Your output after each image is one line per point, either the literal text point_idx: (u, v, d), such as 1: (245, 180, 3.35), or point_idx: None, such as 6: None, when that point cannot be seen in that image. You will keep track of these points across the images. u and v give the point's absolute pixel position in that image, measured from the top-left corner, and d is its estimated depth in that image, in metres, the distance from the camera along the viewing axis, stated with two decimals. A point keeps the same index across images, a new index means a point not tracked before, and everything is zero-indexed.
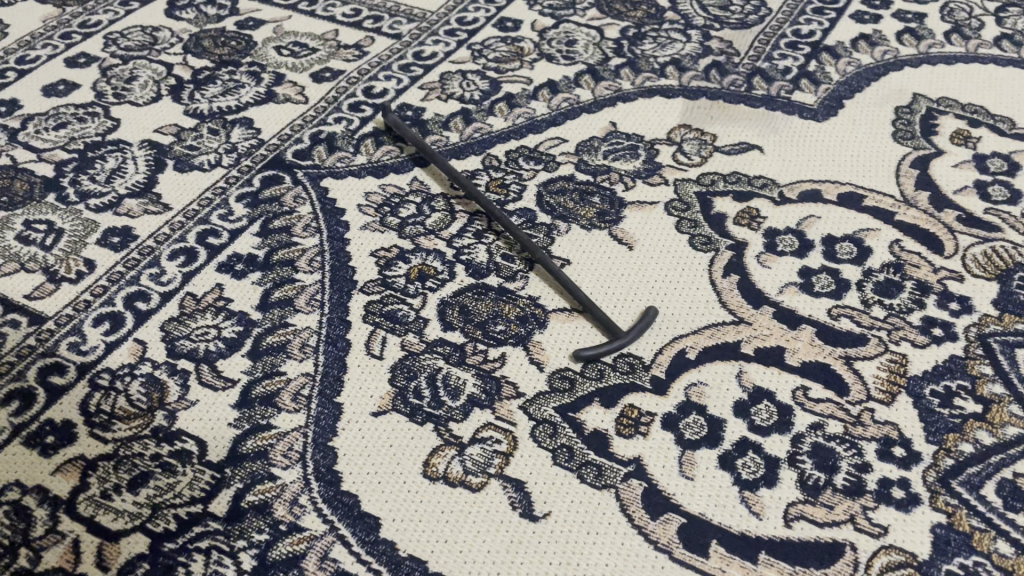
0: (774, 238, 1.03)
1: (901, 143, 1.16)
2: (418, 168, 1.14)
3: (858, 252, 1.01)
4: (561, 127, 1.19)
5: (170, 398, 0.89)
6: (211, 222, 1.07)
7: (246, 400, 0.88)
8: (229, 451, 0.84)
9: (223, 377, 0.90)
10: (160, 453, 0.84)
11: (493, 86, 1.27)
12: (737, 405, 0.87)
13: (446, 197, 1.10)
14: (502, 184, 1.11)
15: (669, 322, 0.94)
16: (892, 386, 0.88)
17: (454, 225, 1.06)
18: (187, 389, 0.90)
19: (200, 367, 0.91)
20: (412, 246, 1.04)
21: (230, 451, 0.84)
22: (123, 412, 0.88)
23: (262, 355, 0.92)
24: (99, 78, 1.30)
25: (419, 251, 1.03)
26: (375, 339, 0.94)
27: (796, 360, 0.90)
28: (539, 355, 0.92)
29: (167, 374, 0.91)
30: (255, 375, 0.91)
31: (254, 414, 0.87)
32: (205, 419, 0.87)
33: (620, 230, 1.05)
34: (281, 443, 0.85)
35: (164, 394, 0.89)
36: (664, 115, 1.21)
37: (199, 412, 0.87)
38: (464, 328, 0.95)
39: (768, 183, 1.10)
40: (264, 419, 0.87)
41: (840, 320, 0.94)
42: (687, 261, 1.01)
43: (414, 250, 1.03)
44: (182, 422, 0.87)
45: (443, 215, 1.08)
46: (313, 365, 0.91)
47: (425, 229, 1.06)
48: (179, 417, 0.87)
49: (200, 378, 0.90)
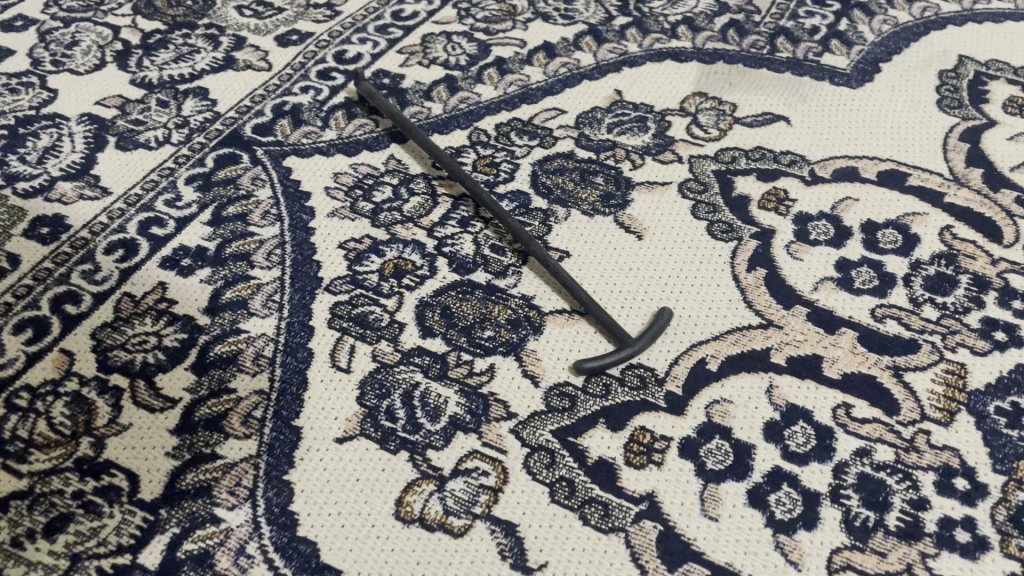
0: (805, 225, 0.89)
1: (947, 113, 1.01)
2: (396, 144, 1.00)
3: (903, 240, 0.88)
4: (558, 96, 1.05)
5: (98, 421, 0.75)
6: (155, 209, 0.93)
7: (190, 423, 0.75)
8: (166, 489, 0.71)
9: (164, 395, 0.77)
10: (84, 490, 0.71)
11: (482, 50, 1.12)
12: (768, 427, 0.73)
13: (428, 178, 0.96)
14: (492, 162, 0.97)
15: (685, 326, 0.81)
16: (950, 404, 0.75)
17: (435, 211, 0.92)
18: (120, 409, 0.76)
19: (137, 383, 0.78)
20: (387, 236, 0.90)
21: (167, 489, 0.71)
22: (44, 437, 0.74)
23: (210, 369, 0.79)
24: (36, 43, 1.15)
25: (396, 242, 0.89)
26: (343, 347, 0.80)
27: (836, 372, 0.77)
28: (534, 366, 0.78)
29: (97, 391, 0.77)
30: (201, 393, 0.77)
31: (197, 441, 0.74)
32: (138, 448, 0.73)
33: (628, 216, 0.91)
34: (224, 480, 0.71)
35: (92, 416, 0.76)
36: (676, 82, 1.06)
37: (132, 439, 0.74)
38: (447, 335, 0.81)
39: (797, 160, 0.96)
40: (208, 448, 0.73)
41: (886, 322, 0.81)
42: (706, 252, 0.87)
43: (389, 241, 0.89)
44: (112, 451, 0.73)
45: (423, 199, 0.94)
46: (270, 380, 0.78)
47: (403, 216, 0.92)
48: (108, 444, 0.74)
49: (136, 396, 0.77)
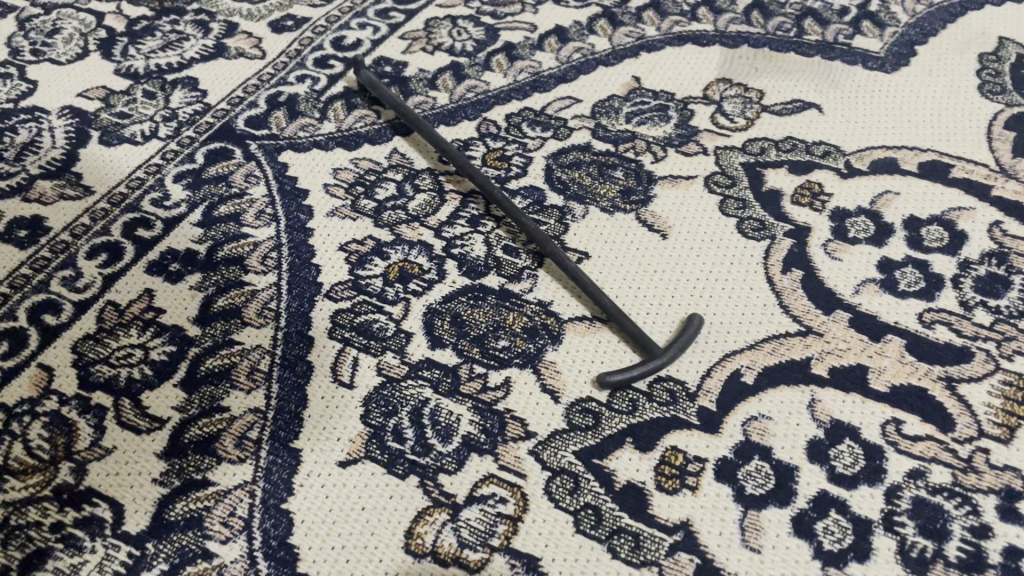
0: (843, 222, 0.82)
1: (990, 99, 0.94)
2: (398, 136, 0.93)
3: (950, 238, 0.81)
4: (573, 84, 0.98)
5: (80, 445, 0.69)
6: (141, 209, 0.86)
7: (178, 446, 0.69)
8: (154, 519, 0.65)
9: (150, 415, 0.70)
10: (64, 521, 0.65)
11: (490, 35, 1.04)
12: (811, 447, 0.67)
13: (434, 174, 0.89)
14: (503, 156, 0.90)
15: (717, 334, 0.74)
16: (1009, 419, 0.68)
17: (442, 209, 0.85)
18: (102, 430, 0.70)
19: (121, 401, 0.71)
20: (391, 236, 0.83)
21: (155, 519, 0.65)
22: (20, 464, 0.68)
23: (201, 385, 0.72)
24: (15, 31, 1.08)
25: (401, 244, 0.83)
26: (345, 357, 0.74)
27: (883, 384, 0.71)
28: (553, 380, 0.72)
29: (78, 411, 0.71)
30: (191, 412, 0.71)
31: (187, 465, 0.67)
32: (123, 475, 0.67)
33: (650, 213, 0.84)
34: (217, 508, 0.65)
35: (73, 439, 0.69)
36: (697, 67, 0.99)
37: (116, 464, 0.68)
38: (458, 346, 0.75)
39: (832, 151, 0.89)
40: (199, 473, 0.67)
41: (935, 328, 0.74)
42: (736, 253, 0.80)
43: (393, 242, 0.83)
44: (95, 478, 0.67)
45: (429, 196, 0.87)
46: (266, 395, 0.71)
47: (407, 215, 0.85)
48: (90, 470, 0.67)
49: (120, 416, 0.71)
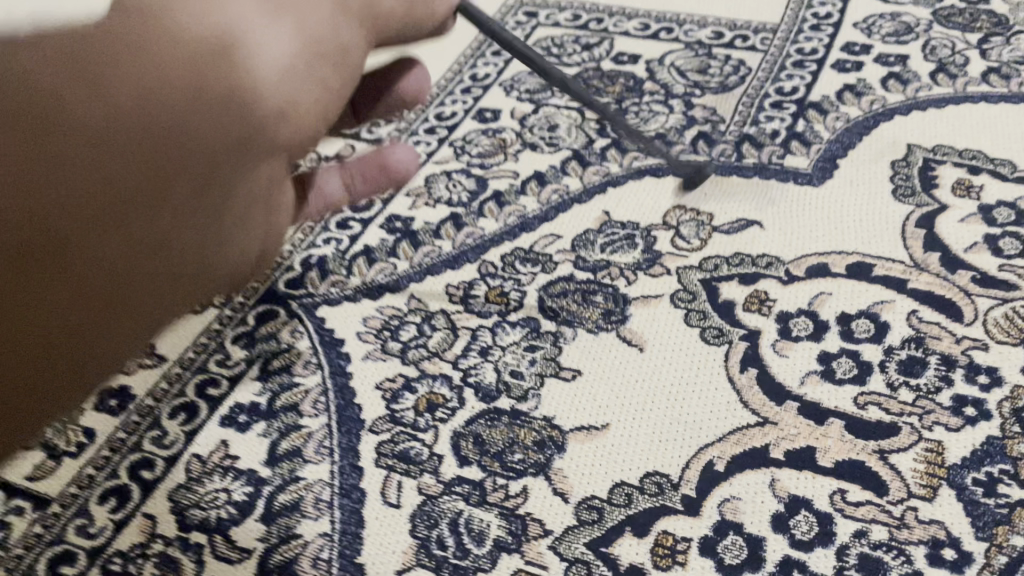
0: (787, 323, 1.00)
1: (902, 201, 1.13)
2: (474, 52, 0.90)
3: (876, 328, 0.98)
4: (554, 223, 1.16)
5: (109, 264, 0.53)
6: (209, 369, 1.03)
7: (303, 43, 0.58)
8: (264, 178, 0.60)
9: (123, 80, 0.51)
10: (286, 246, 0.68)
11: (480, 184, 1.23)
12: (775, 518, 0.83)
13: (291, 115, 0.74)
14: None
15: (692, 431, 0.91)
16: (932, 479, 0.85)
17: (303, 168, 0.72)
18: (41, 155, 0.49)
19: (64, 115, 0.50)
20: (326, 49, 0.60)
21: (230, 164, 0.57)
22: (40, 329, 0.51)
23: (138, 65, 0.52)
24: None
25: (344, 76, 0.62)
26: (320, 203, 0.71)
27: (828, 461, 0.87)
28: (562, 484, 0.88)
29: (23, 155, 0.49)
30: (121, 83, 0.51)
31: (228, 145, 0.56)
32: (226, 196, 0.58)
33: (628, 330, 1.02)
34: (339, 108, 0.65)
35: (81, 265, 0.51)
36: (656, 197, 1.18)
37: (239, 178, 0.58)
38: (482, 462, 0.91)
39: (773, 261, 1.07)
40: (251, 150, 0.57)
41: (868, 409, 0.91)
42: (702, 359, 0.98)
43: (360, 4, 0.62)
44: (274, 220, 0.62)
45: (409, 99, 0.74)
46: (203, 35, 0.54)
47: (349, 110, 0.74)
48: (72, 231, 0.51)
49: (79, 133, 0.50)
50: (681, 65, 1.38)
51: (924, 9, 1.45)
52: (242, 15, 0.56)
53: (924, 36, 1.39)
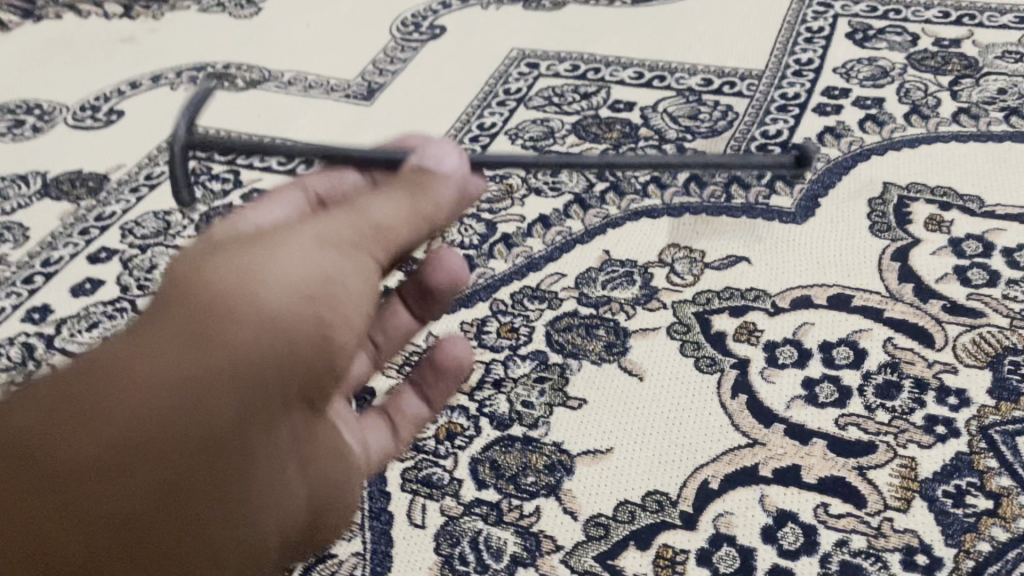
0: (774, 351, 1.09)
1: (879, 237, 1.22)
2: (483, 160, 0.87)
3: (855, 355, 1.08)
4: (559, 262, 1.26)
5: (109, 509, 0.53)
6: None
7: (346, 247, 0.62)
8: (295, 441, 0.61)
9: (156, 356, 0.55)
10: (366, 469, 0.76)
11: (490, 228, 1.33)
12: (764, 530, 0.92)
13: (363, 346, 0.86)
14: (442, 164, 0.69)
15: (688, 453, 1.00)
16: (906, 492, 0.94)
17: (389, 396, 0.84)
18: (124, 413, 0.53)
19: (95, 411, 0.53)
20: (331, 293, 0.59)
21: None
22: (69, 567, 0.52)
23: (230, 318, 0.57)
24: (121, 271, 1.35)
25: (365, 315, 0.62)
26: (411, 426, 0.83)
27: (812, 477, 0.96)
28: (571, 503, 0.98)
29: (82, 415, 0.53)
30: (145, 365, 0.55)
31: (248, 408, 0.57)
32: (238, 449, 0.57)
33: (628, 360, 1.11)
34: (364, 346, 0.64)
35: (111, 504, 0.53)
36: (653, 236, 1.28)
37: (262, 464, 0.59)
38: (498, 484, 1.00)
39: (761, 294, 1.17)
40: (280, 417, 0.59)
41: (848, 429, 1.00)
42: (696, 386, 1.07)
43: (374, 239, 0.63)
44: (315, 472, 0.63)
45: (449, 286, 0.84)
46: (229, 260, 0.59)
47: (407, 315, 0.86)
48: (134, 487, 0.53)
49: (121, 396, 0.53)
50: (673, 111, 1.49)
51: (898, 54, 1.56)
52: (293, 261, 0.59)
53: (898, 79, 1.50)
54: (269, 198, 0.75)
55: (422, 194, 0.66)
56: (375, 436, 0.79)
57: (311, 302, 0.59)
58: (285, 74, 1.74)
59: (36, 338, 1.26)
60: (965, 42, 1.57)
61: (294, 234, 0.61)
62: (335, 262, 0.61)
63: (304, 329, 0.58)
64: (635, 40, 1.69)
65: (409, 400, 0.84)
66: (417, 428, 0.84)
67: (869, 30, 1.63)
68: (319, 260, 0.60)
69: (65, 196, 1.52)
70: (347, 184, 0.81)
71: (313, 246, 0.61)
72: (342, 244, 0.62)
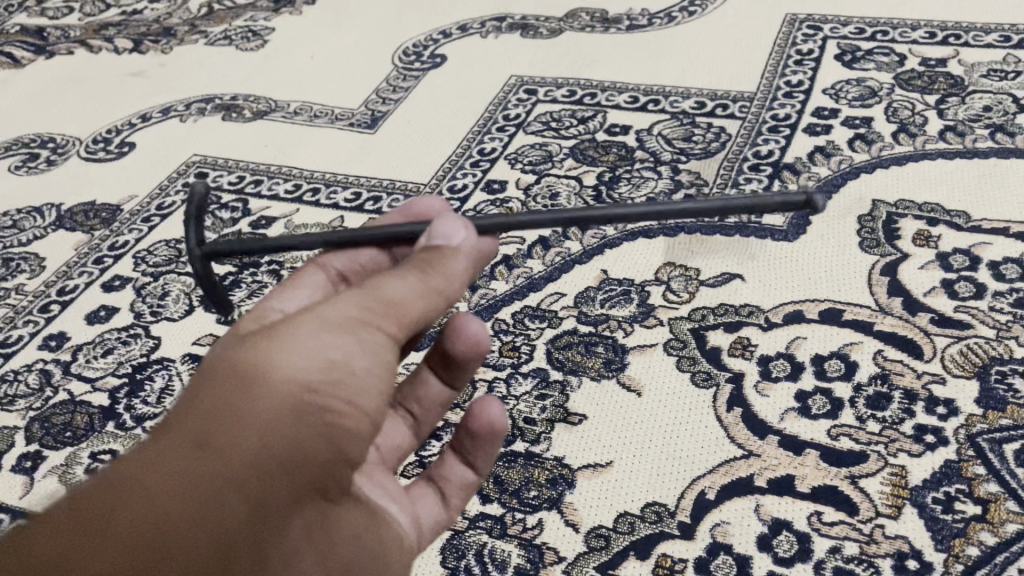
0: (767, 365, 1.13)
1: (868, 252, 1.26)
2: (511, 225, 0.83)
3: (846, 367, 1.11)
4: (558, 282, 1.30)
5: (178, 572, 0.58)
6: None
7: (358, 330, 0.67)
8: (307, 530, 0.66)
9: (173, 457, 0.60)
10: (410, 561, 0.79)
11: None
12: (760, 538, 0.95)
13: (399, 418, 0.90)
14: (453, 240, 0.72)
15: (686, 465, 1.03)
16: (897, 499, 0.97)
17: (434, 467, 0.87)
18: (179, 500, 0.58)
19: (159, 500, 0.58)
20: (338, 378, 0.65)
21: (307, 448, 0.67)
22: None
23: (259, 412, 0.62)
24: (135, 298, 1.39)
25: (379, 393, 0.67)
26: (460, 492, 0.87)
27: (806, 487, 0.99)
28: (573, 516, 1.01)
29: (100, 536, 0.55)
30: (157, 476, 0.58)
31: (256, 505, 0.61)
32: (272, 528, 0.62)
33: (627, 377, 1.15)
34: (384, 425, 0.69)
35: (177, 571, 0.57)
36: (649, 255, 1.31)
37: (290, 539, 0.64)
38: (501, 499, 1.04)
39: (754, 310, 1.20)
40: (290, 507, 0.64)
41: (841, 439, 1.03)
42: (693, 400, 1.10)
43: (383, 315, 0.67)
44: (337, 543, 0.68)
45: (471, 350, 0.85)
46: (232, 365, 0.64)
47: (438, 384, 0.90)
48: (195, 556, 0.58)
49: (156, 496, 0.58)
50: (667, 134, 1.53)
51: (886, 74, 1.60)
52: (312, 351, 0.65)
53: (886, 99, 1.54)
54: (295, 284, 0.83)
55: (435, 270, 0.70)
56: (426, 508, 0.84)
57: (319, 392, 0.64)
58: (291, 104, 1.80)
59: (53, 364, 1.30)
60: (951, 61, 1.62)
61: (301, 323, 0.67)
62: (344, 345, 0.65)
63: (307, 420, 0.63)
64: (630, 66, 1.74)
65: (454, 469, 0.87)
66: (467, 493, 0.87)
67: (857, 51, 1.67)
68: (334, 348, 0.65)
69: (79, 227, 1.57)
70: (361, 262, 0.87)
71: (320, 332, 0.66)
72: (349, 326, 0.67)
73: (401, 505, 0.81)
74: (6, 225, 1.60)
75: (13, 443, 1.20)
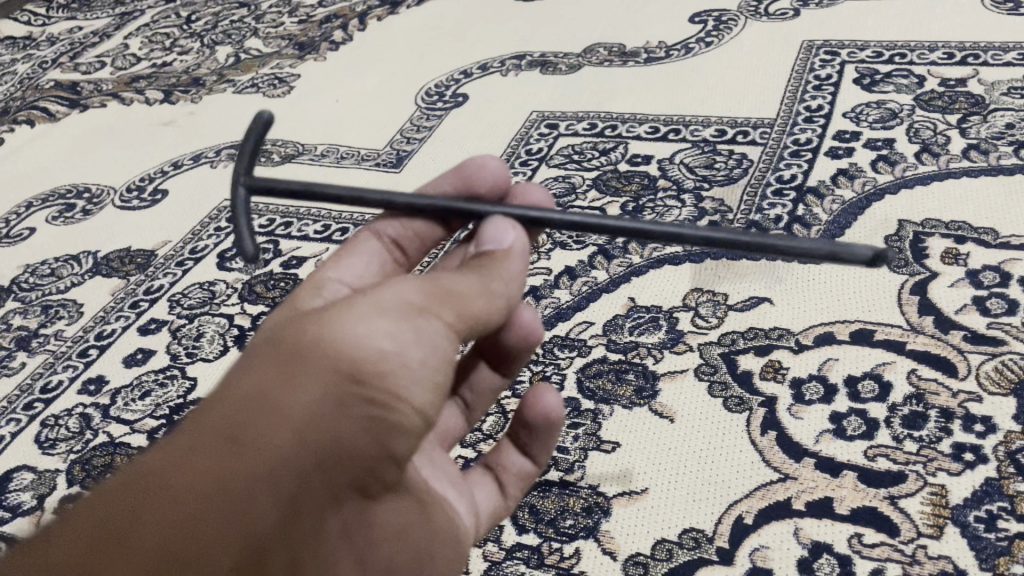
0: (800, 388, 1.12)
1: (897, 272, 1.26)
2: (538, 213, 0.85)
3: (880, 388, 1.10)
4: (586, 311, 1.31)
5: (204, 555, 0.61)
6: None
7: (416, 318, 0.68)
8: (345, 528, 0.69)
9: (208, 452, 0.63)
10: (455, 559, 0.83)
11: None
12: (801, 562, 0.95)
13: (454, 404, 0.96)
14: (503, 241, 0.78)
15: (722, 491, 1.03)
16: (938, 519, 0.96)
17: (494, 455, 0.95)
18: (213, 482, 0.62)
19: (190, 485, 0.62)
20: (389, 367, 0.66)
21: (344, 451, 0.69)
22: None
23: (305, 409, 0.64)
24: (171, 340, 1.42)
25: (433, 385, 0.68)
26: (519, 482, 0.94)
27: (844, 509, 0.98)
28: (610, 544, 1.00)
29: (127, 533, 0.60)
30: (193, 472, 0.62)
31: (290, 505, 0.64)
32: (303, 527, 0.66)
33: (659, 404, 1.15)
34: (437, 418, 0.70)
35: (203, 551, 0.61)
36: (676, 282, 1.32)
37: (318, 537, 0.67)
38: (538, 528, 1.04)
39: (784, 333, 1.20)
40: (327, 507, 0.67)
41: (878, 460, 1.03)
42: (726, 425, 1.10)
43: (443, 304, 0.69)
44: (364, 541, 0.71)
45: (523, 340, 0.90)
46: (285, 355, 0.66)
47: (490, 370, 0.96)
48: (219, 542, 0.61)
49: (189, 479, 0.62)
50: (689, 162, 1.55)
51: (906, 96, 1.61)
52: (369, 341, 0.65)
53: (907, 120, 1.55)
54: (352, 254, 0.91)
55: (495, 276, 0.75)
56: (486, 496, 0.92)
57: (374, 381, 0.65)
58: (318, 147, 1.84)
59: (93, 408, 1.33)
60: (971, 80, 1.62)
61: (359, 302, 0.68)
62: (404, 335, 0.67)
63: (354, 412, 0.65)
64: (650, 97, 1.76)
65: (513, 463, 0.94)
66: (525, 481, 0.95)
67: (876, 74, 1.68)
68: (392, 337, 0.66)
69: (116, 272, 1.61)
70: (414, 229, 0.93)
71: (378, 315, 0.67)
72: (411, 312, 0.68)
73: (460, 491, 0.88)
74: (45, 273, 1.64)
75: (55, 486, 1.22)
